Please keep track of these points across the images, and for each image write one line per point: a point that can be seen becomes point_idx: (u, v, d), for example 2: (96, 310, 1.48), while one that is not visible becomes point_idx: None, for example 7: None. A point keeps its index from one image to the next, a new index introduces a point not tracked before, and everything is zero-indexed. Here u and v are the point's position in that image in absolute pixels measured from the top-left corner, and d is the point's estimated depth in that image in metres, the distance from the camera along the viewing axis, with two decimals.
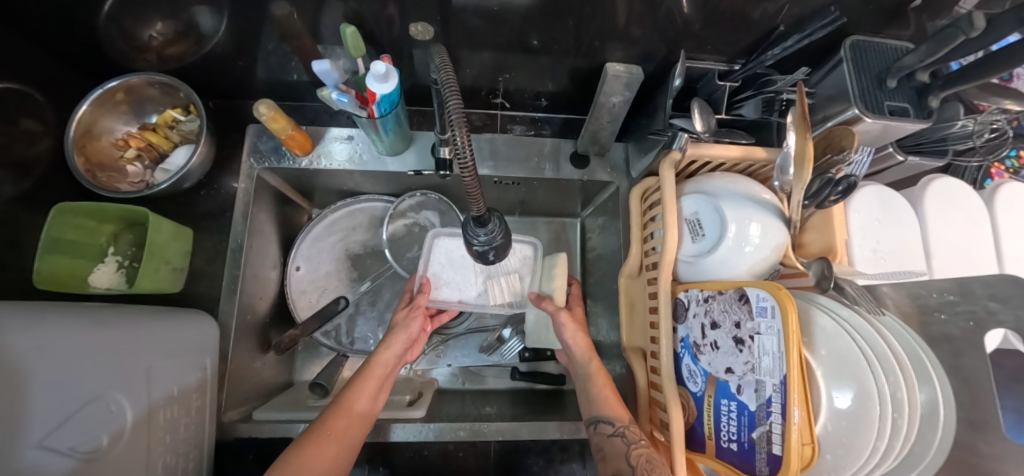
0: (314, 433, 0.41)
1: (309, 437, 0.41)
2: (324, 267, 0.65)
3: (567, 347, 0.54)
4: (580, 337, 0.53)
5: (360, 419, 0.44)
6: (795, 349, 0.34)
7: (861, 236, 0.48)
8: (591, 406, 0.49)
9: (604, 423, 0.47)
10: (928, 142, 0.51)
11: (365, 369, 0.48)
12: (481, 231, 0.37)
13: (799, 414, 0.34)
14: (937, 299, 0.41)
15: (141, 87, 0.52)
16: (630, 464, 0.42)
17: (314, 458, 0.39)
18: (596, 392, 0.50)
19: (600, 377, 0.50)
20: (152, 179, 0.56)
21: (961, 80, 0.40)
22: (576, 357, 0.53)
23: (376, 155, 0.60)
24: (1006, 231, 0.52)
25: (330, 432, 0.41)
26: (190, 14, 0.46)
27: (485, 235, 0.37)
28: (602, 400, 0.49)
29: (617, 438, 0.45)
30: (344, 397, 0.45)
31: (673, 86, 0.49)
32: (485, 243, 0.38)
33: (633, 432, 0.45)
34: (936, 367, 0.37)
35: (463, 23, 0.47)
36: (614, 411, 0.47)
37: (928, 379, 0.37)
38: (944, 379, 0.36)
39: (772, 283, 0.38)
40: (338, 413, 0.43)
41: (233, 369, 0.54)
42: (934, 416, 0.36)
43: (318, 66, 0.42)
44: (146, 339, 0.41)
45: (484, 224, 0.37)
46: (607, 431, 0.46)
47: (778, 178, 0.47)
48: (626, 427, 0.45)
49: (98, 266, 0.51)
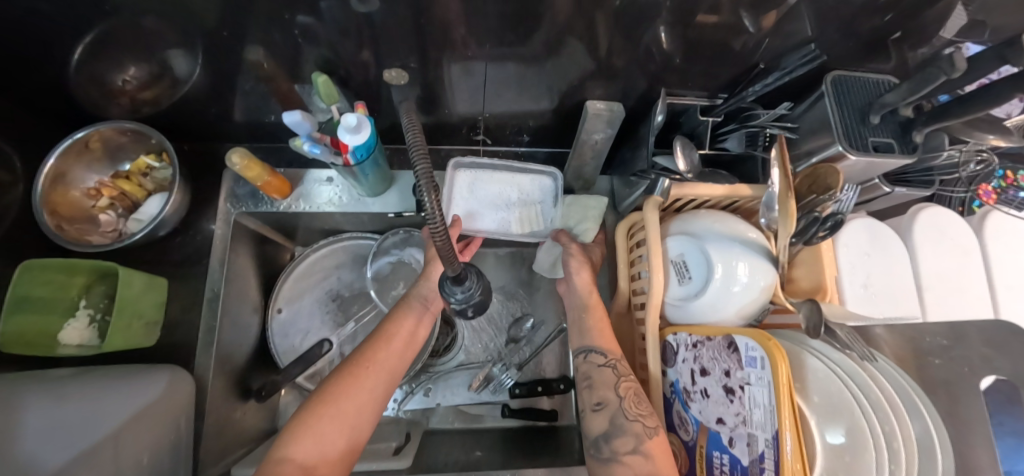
0: (356, 363, 0.45)
1: (352, 366, 0.44)
2: (307, 308, 0.64)
3: (569, 275, 0.53)
4: (584, 273, 0.52)
5: (398, 354, 0.47)
6: (784, 401, 0.33)
7: (851, 272, 0.47)
8: (583, 337, 0.48)
9: (594, 354, 0.46)
10: (914, 172, 0.51)
11: (403, 307, 0.51)
12: (458, 289, 0.36)
13: (792, 443, 0.32)
14: (931, 343, 0.40)
15: (110, 136, 0.51)
16: (618, 395, 0.42)
17: (355, 385, 0.43)
18: (591, 323, 0.49)
19: (597, 309, 0.50)
20: (126, 228, 0.54)
21: (945, 115, 0.39)
22: (576, 288, 0.52)
23: (356, 196, 0.58)
24: (998, 261, 0.51)
25: (371, 363, 0.45)
26: (165, 56, 0.45)
27: (462, 292, 0.36)
28: (595, 331, 0.48)
29: (607, 368, 0.45)
30: (385, 332, 0.48)
31: (656, 122, 0.47)
32: (462, 300, 0.36)
33: (623, 367, 0.45)
34: (928, 405, 0.35)
35: (442, 64, 0.46)
36: (607, 343, 0.46)
37: (920, 414, 0.34)
38: (938, 416, 0.34)
39: (761, 332, 0.37)
40: (377, 347, 0.47)
41: (212, 421, 0.52)
42: (933, 449, 0.33)
43: (289, 118, 0.41)
44: (118, 410, 0.40)
45: (461, 281, 0.35)
46: (597, 362, 0.45)
47: (765, 215, 0.45)
48: (618, 360, 0.45)
49: (68, 321, 0.49)
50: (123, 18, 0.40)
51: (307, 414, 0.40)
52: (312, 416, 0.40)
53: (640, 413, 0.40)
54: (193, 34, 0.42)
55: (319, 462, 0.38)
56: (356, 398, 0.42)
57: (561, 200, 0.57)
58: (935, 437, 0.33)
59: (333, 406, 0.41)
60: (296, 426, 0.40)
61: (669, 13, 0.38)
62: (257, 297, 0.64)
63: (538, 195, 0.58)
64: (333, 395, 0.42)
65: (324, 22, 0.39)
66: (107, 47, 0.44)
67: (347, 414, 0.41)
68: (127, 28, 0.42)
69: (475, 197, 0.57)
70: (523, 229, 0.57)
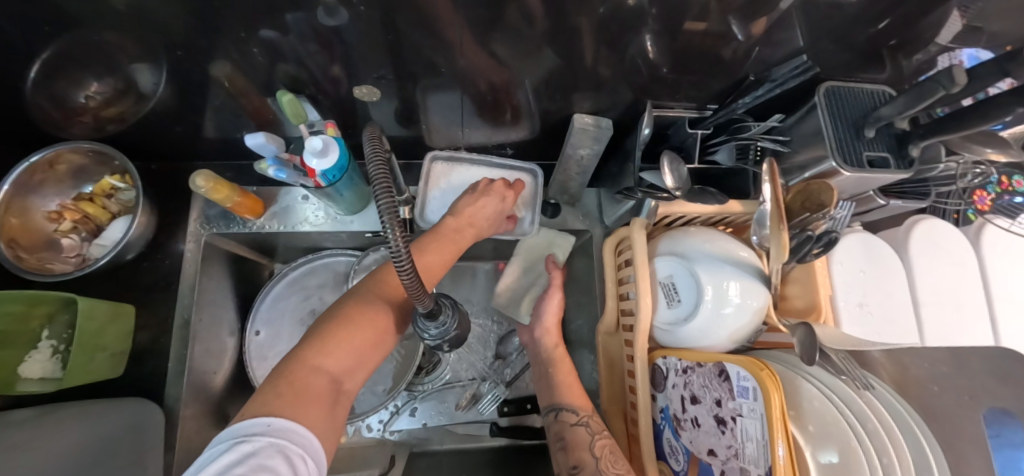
0: (381, 285, 0.41)
1: (377, 289, 0.41)
2: (287, 330, 0.61)
3: (538, 322, 0.56)
4: (551, 320, 0.54)
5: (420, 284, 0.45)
6: (778, 436, 0.31)
7: (846, 291, 0.45)
8: (553, 396, 0.50)
9: (566, 412, 0.47)
10: (909, 184, 0.49)
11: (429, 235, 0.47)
12: (432, 326, 0.34)
13: (783, 450, 0.31)
14: (930, 369, 0.38)
15: (71, 157, 0.48)
16: (594, 456, 0.41)
17: (382, 306, 0.39)
18: (559, 380, 0.51)
19: (563, 364, 0.52)
20: (91, 254, 0.51)
21: (943, 129, 0.38)
22: (542, 340, 0.55)
23: (336, 215, 0.56)
24: (996, 274, 0.50)
25: (395, 287, 0.42)
26: (127, 73, 0.43)
27: (436, 327, 0.34)
28: (563, 388, 0.50)
29: (580, 427, 0.45)
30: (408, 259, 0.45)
31: (642, 135, 0.46)
32: (437, 335, 0.34)
33: (595, 423, 0.45)
34: (920, 424, 0.34)
35: (419, 77, 0.44)
36: (575, 400, 0.48)
37: (910, 429, 0.34)
38: (929, 432, 0.33)
39: (753, 360, 0.35)
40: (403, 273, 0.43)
41: (184, 454, 0.50)
42: (927, 462, 0.32)
43: (251, 141, 0.38)
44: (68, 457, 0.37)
45: (435, 318, 0.34)
46: (570, 421, 0.46)
47: (755, 233, 0.44)
48: (589, 417, 0.46)
49: (29, 353, 0.47)
50: (77, 34, 0.38)
51: (334, 325, 0.36)
52: (342, 327, 0.36)
53: (618, 473, 0.39)
54: (152, 49, 0.40)
55: (345, 378, 0.34)
56: (384, 319, 0.39)
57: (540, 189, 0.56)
58: (932, 458, 0.32)
59: (363, 322, 0.37)
60: (321, 334, 0.35)
61: (655, 22, 0.35)
62: (234, 319, 0.62)
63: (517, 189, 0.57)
64: (360, 311, 0.38)
65: (289, 36, 0.37)
66: (65, 62, 0.41)
67: (374, 336, 0.38)
68: (85, 44, 0.39)
69: (451, 188, 0.55)
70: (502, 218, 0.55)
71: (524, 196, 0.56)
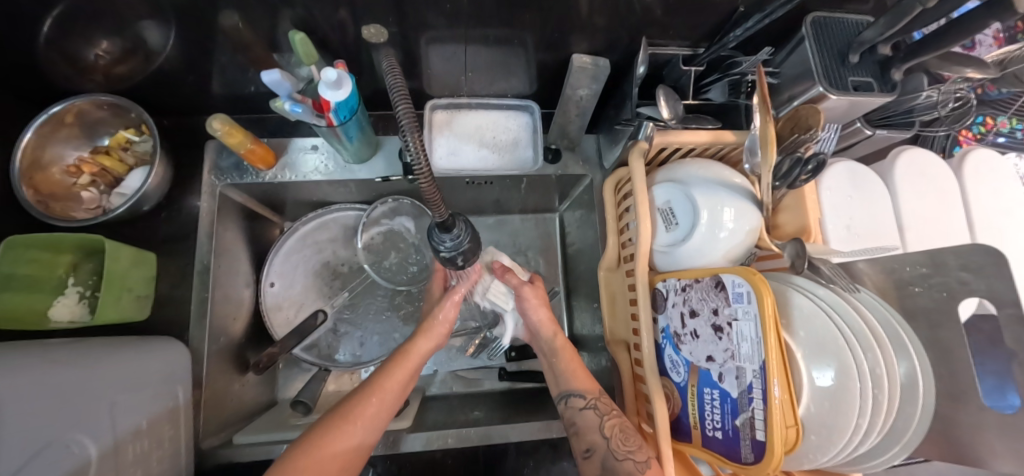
0: (344, 414, 0.43)
1: (339, 417, 0.43)
2: (301, 281, 0.64)
3: (531, 321, 0.57)
4: (542, 313, 0.56)
5: (388, 408, 0.46)
6: (772, 334, 0.34)
7: (835, 214, 0.48)
8: (561, 383, 0.51)
9: (575, 397, 0.49)
10: (895, 115, 0.51)
11: (399, 357, 0.50)
12: (447, 237, 0.36)
13: (780, 392, 0.33)
14: (911, 272, 0.41)
15: (90, 110, 0.50)
16: (605, 437, 0.45)
17: (341, 438, 0.42)
18: (563, 366, 0.53)
19: (565, 352, 0.53)
20: (111, 204, 0.54)
21: (922, 51, 0.40)
22: (541, 333, 0.56)
23: (345, 165, 0.59)
24: (978, 198, 0.54)
25: (361, 411, 0.44)
26: (136, 29, 0.43)
27: (451, 240, 0.37)
28: (570, 375, 0.51)
29: (589, 410, 0.47)
30: (373, 386, 0.46)
31: (638, 74, 0.47)
32: (452, 248, 0.37)
33: (603, 404, 0.48)
34: (914, 343, 0.37)
35: (422, 23, 0.45)
36: (583, 383, 0.50)
37: (905, 350, 0.37)
38: (921, 351, 0.37)
39: (746, 268, 0.38)
40: (367, 399, 0.45)
41: (210, 393, 0.52)
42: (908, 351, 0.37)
43: (268, 77, 0.40)
44: (116, 382, 0.39)
45: (449, 229, 0.36)
46: (580, 405, 0.48)
47: (749, 160, 0.46)
48: (597, 399, 0.48)
49: (57, 299, 0.48)
50: None
51: (289, 464, 0.38)
52: (296, 465, 0.38)
53: (629, 451, 0.42)
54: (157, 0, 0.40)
55: None
56: (340, 454, 0.41)
57: (540, 133, 0.58)
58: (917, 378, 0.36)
59: (317, 462, 0.39)
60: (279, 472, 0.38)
61: None
62: (248, 271, 0.64)
63: (519, 130, 0.58)
64: (318, 446, 0.40)
65: None
66: (74, 19, 0.41)
67: (331, 470, 0.40)
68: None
69: (456, 135, 0.57)
70: (505, 163, 0.57)
71: (524, 141, 0.58)
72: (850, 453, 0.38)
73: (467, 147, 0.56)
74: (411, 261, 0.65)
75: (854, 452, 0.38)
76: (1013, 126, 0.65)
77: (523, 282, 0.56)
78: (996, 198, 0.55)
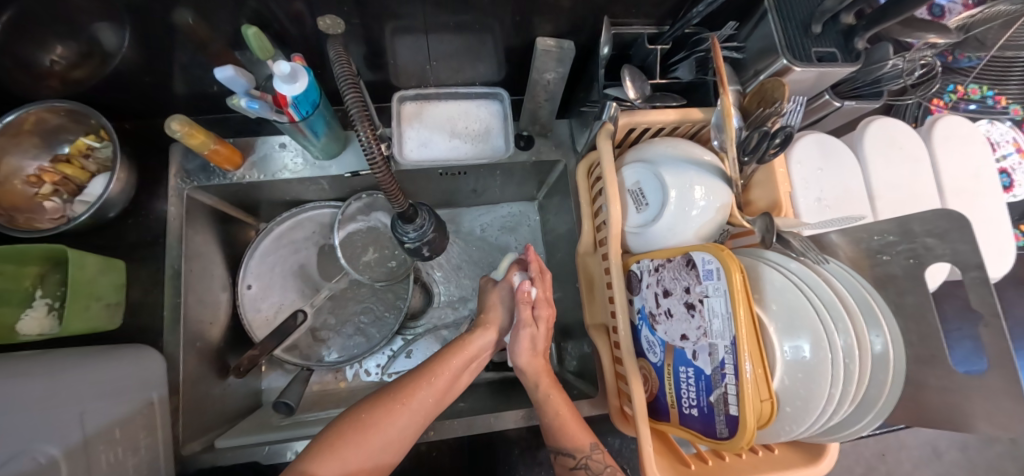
0: (394, 396, 0.41)
1: (387, 399, 0.41)
2: (278, 282, 0.65)
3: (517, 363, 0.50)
4: (531, 363, 0.50)
5: (437, 397, 0.44)
6: (742, 307, 0.34)
7: (805, 188, 0.50)
8: (548, 436, 0.48)
9: (564, 456, 0.47)
10: (863, 86, 0.51)
11: (456, 346, 0.48)
12: (411, 228, 0.45)
13: (751, 369, 0.33)
14: (879, 241, 0.41)
15: (46, 117, 0.48)
16: None
17: (386, 421, 0.40)
18: (549, 422, 0.47)
19: (551, 403, 0.48)
20: (75, 213, 0.52)
21: (883, 18, 0.40)
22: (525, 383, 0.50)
23: (314, 161, 0.59)
24: (946, 164, 0.57)
25: (414, 393, 0.42)
26: (86, 33, 0.41)
27: (415, 230, 0.45)
28: (558, 432, 0.47)
29: (581, 470, 0.45)
30: (428, 371, 0.44)
31: (603, 55, 0.47)
32: (416, 237, 0.46)
33: (596, 463, 0.46)
34: (884, 309, 0.37)
35: (382, 13, 0.43)
36: (573, 441, 0.46)
37: (877, 320, 0.37)
38: (892, 320, 0.37)
39: (715, 245, 0.38)
40: (419, 384, 0.43)
41: (188, 398, 0.52)
42: (878, 319, 0.37)
43: (220, 74, 0.40)
44: (88, 393, 0.39)
45: (412, 221, 0.45)
46: (569, 465, 0.46)
47: (717, 137, 0.45)
48: (588, 456, 0.46)
49: (25, 312, 0.46)
50: None
51: (335, 436, 0.38)
52: (339, 441, 0.38)
53: None
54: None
55: None
56: (385, 436, 0.40)
57: (510, 118, 0.57)
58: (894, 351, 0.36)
59: (359, 442, 0.38)
60: (329, 440, 0.38)
61: None
62: (224, 273, 0.63)
63: (490, 118, 0.57)
64: (364, 424, 0.39)
65: None
66: (21, 29, 0.39)
67: (372, 449, 0.39)
68: (44, 6, 0.37)
69: (425, 126, 0.56)
70: (475, 152, 0.56)
71: (494, 128, 0.57)
72: (825, 423, 0.38)
73: (438, 136, 0.56)
74: (390, 257, 0.65)
75: (827, 422, 0.38)
76: (983, 93, 0.66)
77: (528, 322, 0.49)
78: (965, 164, 0.57)
